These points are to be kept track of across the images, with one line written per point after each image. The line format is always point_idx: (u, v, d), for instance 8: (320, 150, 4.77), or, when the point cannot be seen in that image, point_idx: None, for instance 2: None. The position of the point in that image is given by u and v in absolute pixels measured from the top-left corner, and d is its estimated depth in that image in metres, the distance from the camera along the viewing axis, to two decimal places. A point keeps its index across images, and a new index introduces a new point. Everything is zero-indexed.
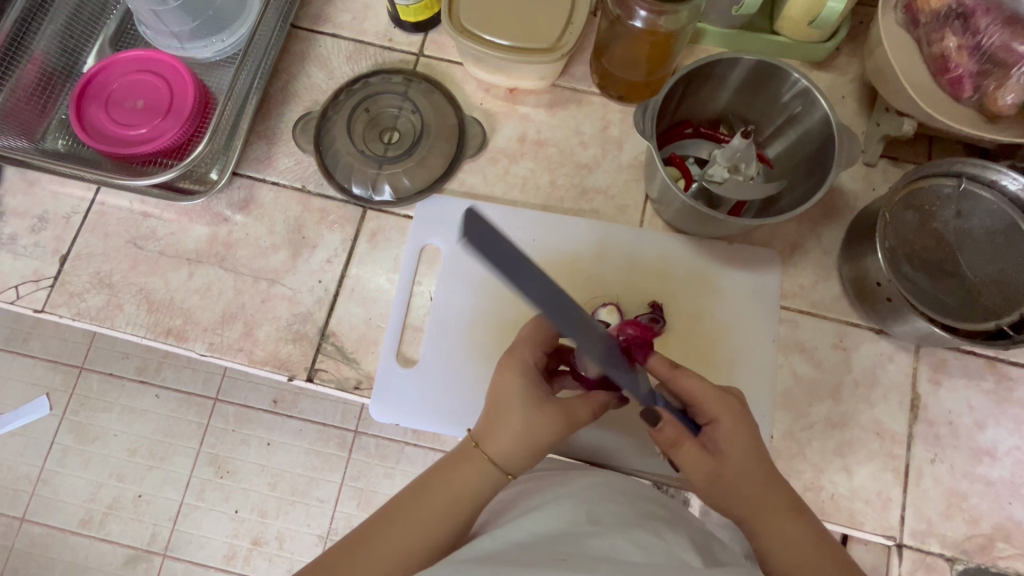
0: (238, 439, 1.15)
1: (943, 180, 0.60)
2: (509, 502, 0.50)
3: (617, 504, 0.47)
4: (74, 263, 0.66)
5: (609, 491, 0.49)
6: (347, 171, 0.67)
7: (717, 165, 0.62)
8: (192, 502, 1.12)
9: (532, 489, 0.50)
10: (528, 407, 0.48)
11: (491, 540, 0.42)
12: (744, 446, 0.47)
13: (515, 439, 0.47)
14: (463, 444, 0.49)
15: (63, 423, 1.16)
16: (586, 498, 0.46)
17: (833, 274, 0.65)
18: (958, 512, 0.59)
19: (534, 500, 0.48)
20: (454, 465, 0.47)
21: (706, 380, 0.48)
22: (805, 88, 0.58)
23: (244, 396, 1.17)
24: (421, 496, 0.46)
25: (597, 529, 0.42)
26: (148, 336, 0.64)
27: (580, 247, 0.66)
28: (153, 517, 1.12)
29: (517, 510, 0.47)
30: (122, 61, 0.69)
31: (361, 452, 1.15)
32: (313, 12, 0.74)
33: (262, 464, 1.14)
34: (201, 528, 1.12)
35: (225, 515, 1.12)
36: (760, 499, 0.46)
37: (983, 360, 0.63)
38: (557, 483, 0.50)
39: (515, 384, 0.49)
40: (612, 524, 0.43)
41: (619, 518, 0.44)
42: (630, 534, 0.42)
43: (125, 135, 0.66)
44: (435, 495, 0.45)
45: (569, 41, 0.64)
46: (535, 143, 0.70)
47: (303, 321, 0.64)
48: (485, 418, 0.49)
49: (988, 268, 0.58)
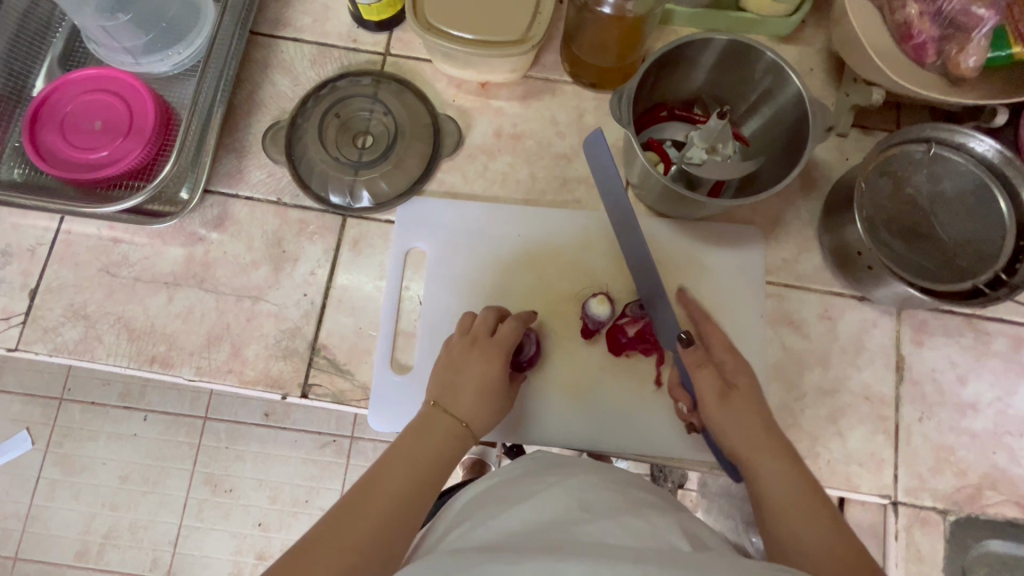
0: (231, 456, 1.13)
1: (914, 146, 0.62)
2: (494, 488, 0.50)
3: (610, 488, 0.46)
4: (45, 297, 0.63)
5: (603, 476, 0.48)
6: (323, 180, 0.66)
7: (696, 146, 0.63)
8: (190, 523, 1.11)
9: (523, 474, 0.50)
10: (488, 383, 0.55)
11: (482, 529, 0.43)
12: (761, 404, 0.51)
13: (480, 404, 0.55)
14: (424, 410, 0.54)
15: (47, 456, 1.12)
16: (576, 486, 0.46)
17: (814, 245, 0.67)
18: (947, 465, 0.61)
19: (527, 489, 0.47)
20: (414, 436, 0.52)
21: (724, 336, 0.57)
22: (777, 64, 0.58)
23: (234, 412, 1.15)
24: (401, 462, 0.50)
25: (588, 515, 0.42)
26: (132, 366, 0.62)
27: (565, 239, 0.66)
28: (151, 542, 1.10)
29: (506, 496, 0.47)
30: (73, 81, 0.65)
31: (359, 456, 1.15)
32: (271, 17, 0.71)
33: (259, 478, 1.13)
34: (203, 548, 1.10)
35: (226, 532, 1.11)
36: (754, 433, 0.49)
37: (961, 318, 0.65)
38: (550, 467, 0.50)
39: (483, 366, 0.56)
40: (604, 509, 0.43)
41: (607, 503, 0.44)
42: (622, 519, 0.41)
43: (85, 159, 0.63)
44: (404, 465, 0.50)
45: (539, 31, 0.62)
46: (511, 137, 0.69)
47: (291, 337, 0.63)
48: (447, 387, 0.55)
49: (962, 229, 0.60)
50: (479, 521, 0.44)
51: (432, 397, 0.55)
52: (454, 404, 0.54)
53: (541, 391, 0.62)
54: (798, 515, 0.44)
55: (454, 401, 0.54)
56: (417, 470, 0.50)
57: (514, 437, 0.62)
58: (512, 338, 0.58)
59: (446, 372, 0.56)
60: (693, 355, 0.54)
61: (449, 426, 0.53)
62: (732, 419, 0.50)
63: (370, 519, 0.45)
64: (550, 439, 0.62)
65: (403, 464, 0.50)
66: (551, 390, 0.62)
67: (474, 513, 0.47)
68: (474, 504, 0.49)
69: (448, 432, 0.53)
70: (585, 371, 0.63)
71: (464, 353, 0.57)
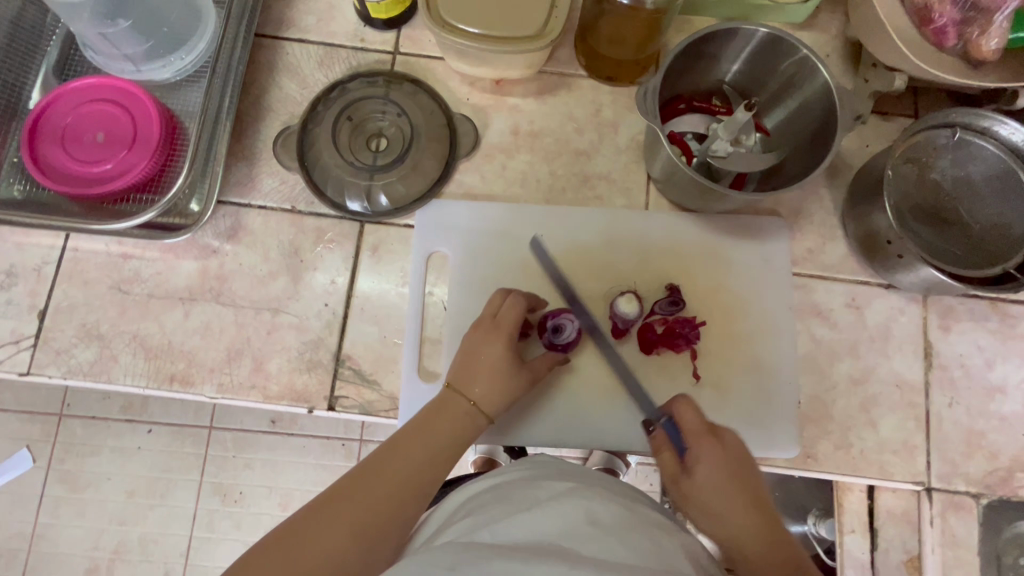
0: (240, 464, 1.11)
1: (939, 131, 0.61)
2: (499, 489, 0.47)
3: (622, 503, 0.44)
4: (55, 317, 0.61)
5: (615, 494, 0.45)
6: (339, 186, 0.64)
7: (720, 139, 0.61)
8: (202, 534, 1.09)
9: (530, 478, 0.47)
10: (498, 364, 0.55)
11: (488, 529, 0.40)
12: (722, 473, 0.47)
13: (492, 386, 0.54)
14: (439, 394, 0.54)
15: (51, 474, 1.10)
16: (586, 494, 0.43)
17: (839, 234, 0.66)
18: (978, 450, 0.62)
19: (537, 493, 0.44)
20: (428, 417, 0.52)
21: (692, 409, 0.50)
22: (804, 56, 0.58)
23: (240, 420, 1.13)
24: (406, 444, 0.50)
25: (599, 531, 0.39)
26: (151, 386, 0.60)
27: (590, 237, 0.65)
28: (163, 556, 1.08)
29: (513, 496, 0.44)
30: (72, 91, 0.62)
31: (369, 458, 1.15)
32: (274, 18, 0.69)
33: (268, 486, 1.11)
34: (216, 559, 1.08)
35: (239, 542, 1.09)
36: (729, 522, 0.44)
37: (987, 302, 0.65)
38: (559, 474, 0.48)
39: (494, 348, 0.56)
40: (615, 525, 0.40)
41: (618, 515, 0.41)
42: (631, 539, 0.38)
43: (88, 173, 0.61)
44: (410, 447, 0.50)
45: (556, 27, 0.61)
46: (529, 134, 0.68)
47: (315, 348, 0.61)
48: (461, 372, 0.55)
49: (988, 213, 0.60)
50: (484, 519, 0.42)
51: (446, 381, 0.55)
52: (466, 389, 0.54)
53: (573, 393, 0.62)
54: None
55: (467, 386, 0.54)
56: (423, 458, 0.49)
57: (548, 441, 0.61)
58: (518, 319, 0.57)
59: (461, 357, 0.56)
60: (659, 442, 0.53)
61: (461, 408, 0.53)
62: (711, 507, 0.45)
63: (366, 498, 0.45)
64: (583, 441, 0.61)
65: (411, 450, 0.49)
66: (582, 391, 0.62)
67: (477, 510, 0.44)
68: (477, 499, 0.46)
69: (459, 416, 0.52)
70: (616, 371, 0.62)
71: (476, 336, 0.56)
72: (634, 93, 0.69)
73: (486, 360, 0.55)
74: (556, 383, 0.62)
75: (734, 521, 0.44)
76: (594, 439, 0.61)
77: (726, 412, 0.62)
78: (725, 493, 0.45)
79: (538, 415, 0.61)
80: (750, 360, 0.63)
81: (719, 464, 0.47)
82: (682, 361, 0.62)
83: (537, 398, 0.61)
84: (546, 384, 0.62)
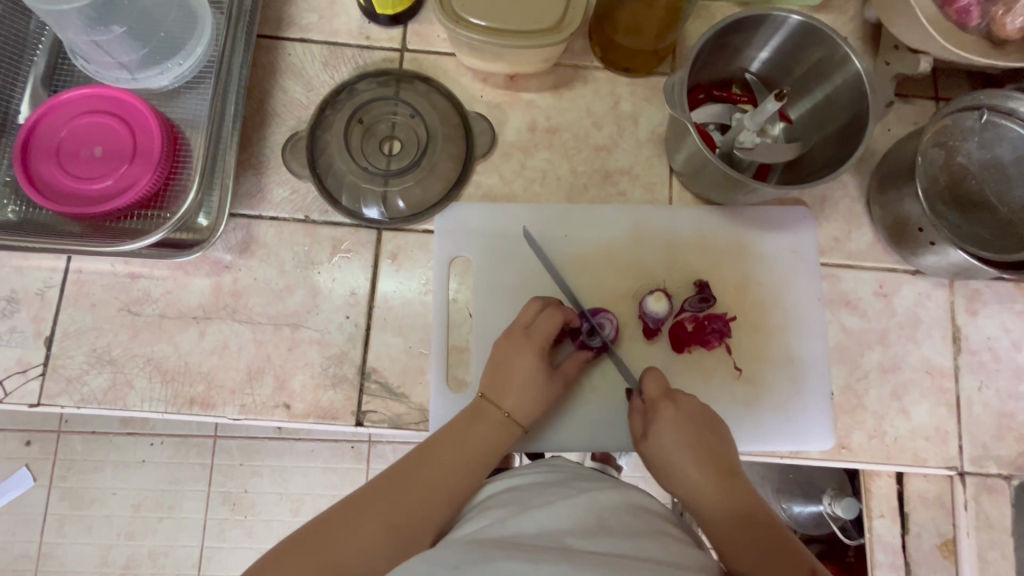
0: (248, 472, 1.08)
1: (966, 114, 0.60)
2: (513, 491, 0.47)
3: (632, 510, 0.43)
4: (63, 344, 0.58)
5: (625, 500, 0.44)
6: (354, 193, 0.62)
7: (747, 131, 0.60)
8: (214, 544, 1.06)
9: (541, 483, 0.47)
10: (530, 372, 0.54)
11: (497, 530, 0.40)
12: (682, 430, 0.51)
13: (525, 395, 0.54)
14: (472, 403, 0.54)
15: (54, 492, 1.06)
16: (600, 501, 0.43)
17: (865, 221, 0.65)
18: (1009, 432, 0.62)
19: (548, 497, 0.44)
20: (461, 424, 0.52)
21: (657, 373, 0.55)
22: (833, 43, 0.56)
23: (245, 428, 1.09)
24: (438, 450, 0.49)
25: (608, 536, 0.38)
26: (170, 411, 0.58)
27: (615, 235, 0.63)
28: (174, 569, 1.06)
29: (522, 500, 0.44)
30: (63, 103, 0.59)
31: (380, 459, 1.12)
32: (274, 18, 0.66)
33: (279, 492, 1.08)
34: (230, 567, 1.06)
35: (251, 550, 1.06)
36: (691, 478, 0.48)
37: (1013, 284, 0.65)
38: (569, 481, 0.47)
39: (527, 357, 0.54)
40: (623, 532, 0.39)
41: (630, 521, 0.41)
42: (639, 547, 0.38)
43: (87, 191, 0.57)
44: (443, 453, 0.49)
45: (575, 19, 0.58)
46: (546, 131, 0.66)
47: (339, 363, 0.60)
48: (494, 380, 0.54)
49: (1015, 196, 0.59)
50: (493, 523, 0.41)
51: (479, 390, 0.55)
52: (500, 399, 0.53)
53: (606, 396, 0.60)
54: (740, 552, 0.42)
55: (501, 396, 0.53)
56: (453, 469, 0.48)
57: (582, 445, 0.60)
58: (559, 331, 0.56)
59: (493, 365, 0.55)
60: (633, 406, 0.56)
61: (495, 418, 0.52)
62: (674, 462, 0.49)
63: (397, 500, 0.45)
64: (618, 444, 0.60)
65: (442, 459, 0.49)
66: (616, 393, 0.60)
67: (490, 512, 0.44)
68: (493, 501, 0.46)
69: (492, 425, 0.52)
70: (650, 370, 0.61)
71: (508, 343, 0.55)
72: (652, 84, 0.67)
73: (518, 368, 0.54)
74: (588, 386, 0.61)
75: (692, 475, 0.48)
76: (631, 441, 0.60)
77: (760, 407, 0.61)
78: (684, 450, 0.49)
79: (571, 421, 0.60)
80: (783, 354, 0.62)
81: (679, 423, 0.51)
82: (714, 358, 0.61)
83: (570, 403, 0.60)
84: (579, 388, 0.60)
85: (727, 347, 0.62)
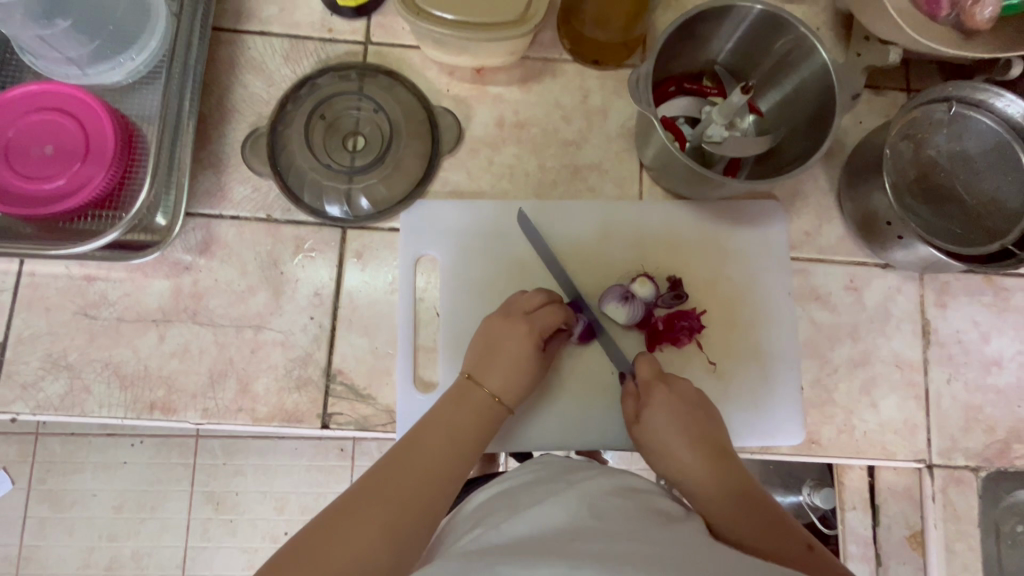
0: (230, 472, 1.07)
1: (935, 106, 0.60)
2: (504, 494, 0.46)
3: (625, 493, 0.43)
4: (18, 349, 0.57)
5: (618, 485, 0.44)
6: (317, 190, 0.61)
7: (715, 124, 0.59)
8: (197, 544, 1.05)
9: (535, 480, 0.47)
10: (519, 352, 0.53)
11: (494, 533, 0.39)
12: (677, 413, 0.51)
13: (513, 376, 0.53)
14: (456, 384, 0.53)
15: (31, 495, 1.04)
16: (589, 490, 0.43)
17: (835, 214, 0.65)
18: (977, 424, 0.62)
19: (540, 494, 0.43)
20: (449, 409, 0.51)
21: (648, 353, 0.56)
22: (801, 35, 0.55)
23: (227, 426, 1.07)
24: (425, 439, 0.48)
25: (601, 523, 0.38)
26: (129, 416, 0.57)
27: (584, 230, 0.62)
28: (156, 570, 1.05)
29: (513, 503, 0.43)
30: (12, 100, 0.56)
31: (364, 456, 1.11)
32: (232, 10, 0.64)
33: (263, 490, 1.07)
34: (213, 567, 1.05)
35: (235, 549, 1.05)
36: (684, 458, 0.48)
37: (981, 277, 0.65)
38: (558, 475, 0.47)
39: (514, 337, 0.54)
40: (618, 518, 0.39)
41: (622, 506, 0.41)
42: (636, 529, 0.38)
43: (38, 190, 0.55)
44: (432, 441, 0.48)
45: (539, 10, 0.56)
46: (514, 126, 0.65)
47: (303, 364, 0.58)
48: (481, 360, 0.54)
49: (984, 188, 0.59)
50: (491, 526, 0.41)
51: (465, 371, 0.54)
52: (486, 379, 0.53)
53: (575, 394, 0.60)
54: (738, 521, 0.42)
55: (484, 377, 0.53)
56: (445, 451, 0.48)
57: (552, 443, 0.59)
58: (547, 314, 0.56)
59: (482, 345, 0.54)
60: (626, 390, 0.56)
61: (482, 400, 0.52)
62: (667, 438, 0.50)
63: (391, 495, 0.43)
64: (588, 441, 0.59)
65: (433, 444, 0.48)
66: (585, 392, 0.60)
67: (485, 516, 0.43)
68: (487, 506, 0.45)
69: (482, 406, 0.51)
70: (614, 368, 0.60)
71: (498, 326, 0.55)
72: (622, 76, 0.66)
73: (506, 348, 0.53)
74: (557, 384, 0.60)
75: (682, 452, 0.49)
76: (600, 439, 0.59)
77: (731, 403, 0.61)
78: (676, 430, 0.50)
79: (538, 419, 0.59)
80: (754, 349, 0.62)
81: (673, 407, 0.52)
82: (684, 354, 0.61)
83: (539, 400, 0.60)
84: (550, 386, 0.60)
85: (698, 344, 0.61)
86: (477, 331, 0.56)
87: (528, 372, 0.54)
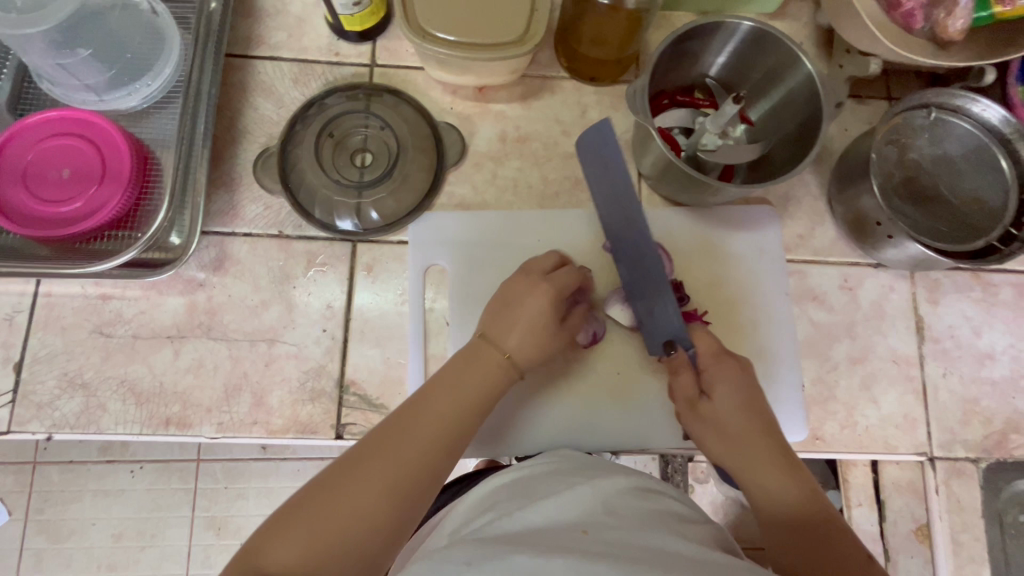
0: (232, 495, 1.06)
1: (915, 112, 0.63)
2: (517, 482, 0.47)
3: (637, 493, 0.44)
4: (33, 369, 0.57)
5: (630, 481, 0.45)
6: (327, 206, 0.63)
7: (708, 132, 0.62)
8: (199, 571, 1.04)
9: (548, 472, 0.48)
10: (531, 319, 0.53)
11: (505, 521, 0.40)
12: (745, 404, 0.50)
13: (528, 340, 0.52)
14: (470, 343, 0.52)
15: (29, 526, 1.03)
16: (603, 487, 0.44)
17: (827, 217, 0.68)
18: (974, 416, 0.64)
19: (554, 486, 0.44)
20: (462, 367, 0.51)
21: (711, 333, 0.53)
22: (787, 48, 0.58)
23: (229, 450, 1.07)
24: (436, 397, 0.49)
25: (616, 520, 0.39)
26: (145, 433, 0.57)
27: (586, 237, 0.64)
28: None
29: (527, 492, 0.44)
30: (29, 127, 0.58)
31: None
32: (243, 37, 0.67)
33: (265, 513, 1.06)
34: None
35: None
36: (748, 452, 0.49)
37: (969, 274, 0.67)
38: (574, 470, 0.48)
39: (531, 303, 0.53)
40: (631, 519, 0.40)
41: (636, 505, 0.42)
42: (649, 529, 0.39)
43: (56, 213, 0.57)
44: (443, 399, 0.49)
45: (537, 31, 0.59)
46: (516, 140, 0.67)
47: (316, 376, 0.59)
48: (495, 322, 0.53)
49: (967, 188, 0.62)
50: (504, 512, 0.42)
51: (479, 330, 0.53)
52: (500, 341, 0.52)
53: (586, 396, 0.61)
54: (798, 542, 0.45)
55: (499, 338, 0.52)
56: (459, 409, 0.49)
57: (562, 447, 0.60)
58: (566, 283, 0.55)
59: (496, 307, 0.54)
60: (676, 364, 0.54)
61: (494, 361, 0.51)
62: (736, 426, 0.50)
63: (396, 452, 0.45)
64: (598, 443, 0.61)
65: (443, 403, 0.48)
66: (594, 392, 0.61)
67: (498, 503, 0.44)
68: (498, 493, 0.46)
69: (495, 368, 0.51)
70: (628, 368, 0.62)
71: (513, 288, 0.54)
72: (618, 91, 0.69)
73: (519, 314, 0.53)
74: (567, 387, 0.61)
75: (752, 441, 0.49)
76: (610, 440, 0.60)
77: None
78: (745, 414, 0.50)
79: (549, 422, 0.60)
80: (756, 348, 0.63)
81: (740, 395, 0.50)
82: None
83: (548, 404, 0.61)
84: (559, 388, 0.61)
85: None
86: (495, 293, 0.55)
87: (542, 337, 0.53)
